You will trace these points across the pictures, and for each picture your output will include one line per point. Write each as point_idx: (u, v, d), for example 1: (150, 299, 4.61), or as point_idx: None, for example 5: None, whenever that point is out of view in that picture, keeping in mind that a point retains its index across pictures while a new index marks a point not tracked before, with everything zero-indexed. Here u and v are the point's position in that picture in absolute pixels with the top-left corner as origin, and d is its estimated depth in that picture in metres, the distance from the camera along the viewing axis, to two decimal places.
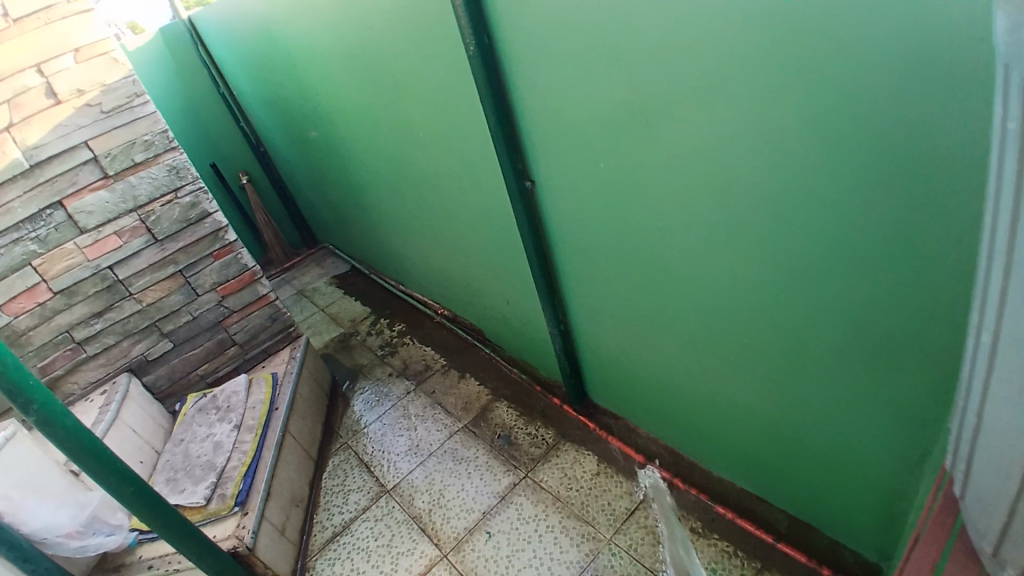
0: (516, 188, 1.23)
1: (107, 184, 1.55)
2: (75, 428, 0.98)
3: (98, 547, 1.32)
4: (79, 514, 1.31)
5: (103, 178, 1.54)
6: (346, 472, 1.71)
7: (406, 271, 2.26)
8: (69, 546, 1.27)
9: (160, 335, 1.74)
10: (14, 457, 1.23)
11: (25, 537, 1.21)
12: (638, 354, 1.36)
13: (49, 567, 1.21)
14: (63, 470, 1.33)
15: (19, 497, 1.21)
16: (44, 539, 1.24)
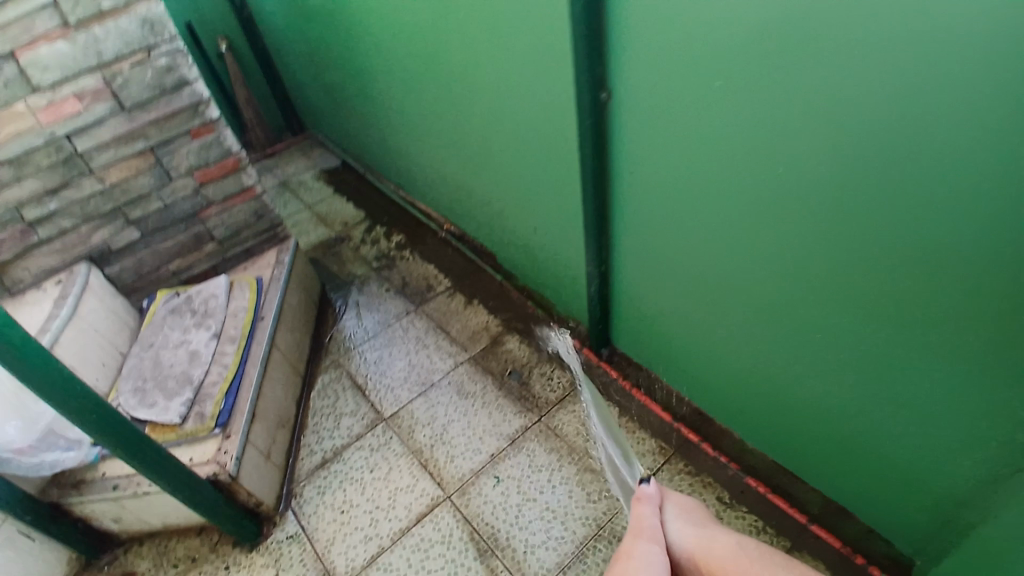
0: (588, 102, 1.01)
1: (66, 33, 1.23)
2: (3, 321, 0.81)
3: (54, 466, 1.17)
4: (30, 429, 1.14)
5: (62, 26, 1.23)
6: (337, 393, 1.56)
7: (411, 178, 2.02)
8: (20, 463, 1.12)
9: (126, 222, 1.49)
10: None
11: None
12: (689, 310, 1.21)
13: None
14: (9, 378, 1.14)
15: None
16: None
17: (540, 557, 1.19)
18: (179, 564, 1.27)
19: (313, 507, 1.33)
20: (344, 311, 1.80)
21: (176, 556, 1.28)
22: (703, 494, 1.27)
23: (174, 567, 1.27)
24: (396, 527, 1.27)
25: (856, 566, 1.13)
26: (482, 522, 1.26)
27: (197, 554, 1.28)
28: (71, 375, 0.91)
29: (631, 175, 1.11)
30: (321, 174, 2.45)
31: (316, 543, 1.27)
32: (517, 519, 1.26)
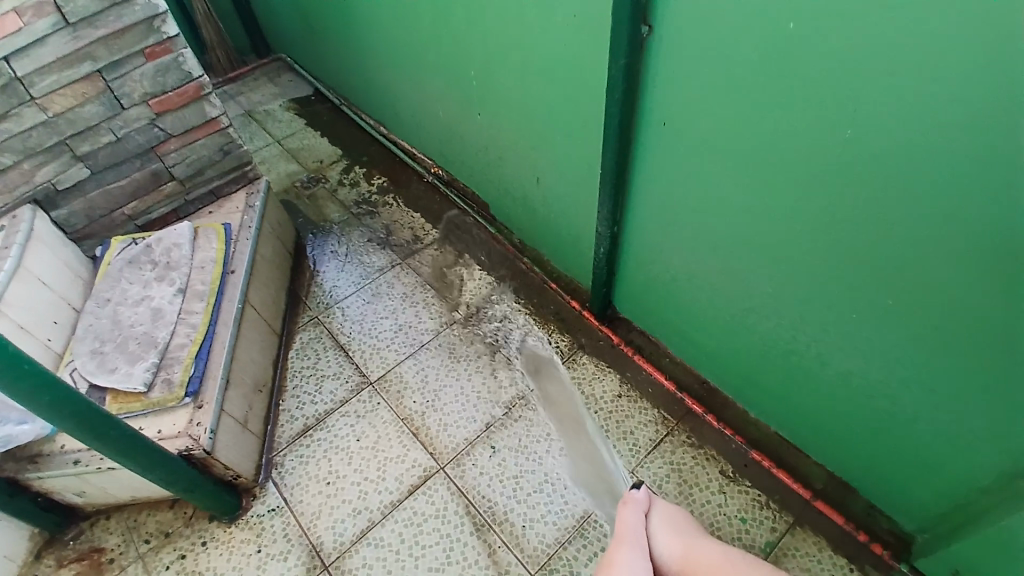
0: (627, 35, 0.89)
1: None
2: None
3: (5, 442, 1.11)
4: None
5: None
6: (318, 353, 1.45)
7: (396, 114, 1.84)
8: None
9: (73, 158, 1.29)
10: None
11: None
12: (708, 277, 1.13)
13: None
14: None
15: None
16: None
17: (539, 532, 1.15)
18: (151, 539, 1.23)
19: (297, 478, 1.25)
20: (322, 262, 1.66)
21: (147, 531, 1.24)
22: (706, 468, 1.21)
23: (145, 543, 1.23)
24: (386, 500, 1.20)
25: (859, 544, 1.10)
26: (477, 494, 1.20)
27: (170, 529, 1.24)
28: (19, 354, 0.77)
29: (663, 125, 1.00)
30: (291, 104, 2.22)
31: (301, 517, 1.20)
32: (514, 492, 1.20)
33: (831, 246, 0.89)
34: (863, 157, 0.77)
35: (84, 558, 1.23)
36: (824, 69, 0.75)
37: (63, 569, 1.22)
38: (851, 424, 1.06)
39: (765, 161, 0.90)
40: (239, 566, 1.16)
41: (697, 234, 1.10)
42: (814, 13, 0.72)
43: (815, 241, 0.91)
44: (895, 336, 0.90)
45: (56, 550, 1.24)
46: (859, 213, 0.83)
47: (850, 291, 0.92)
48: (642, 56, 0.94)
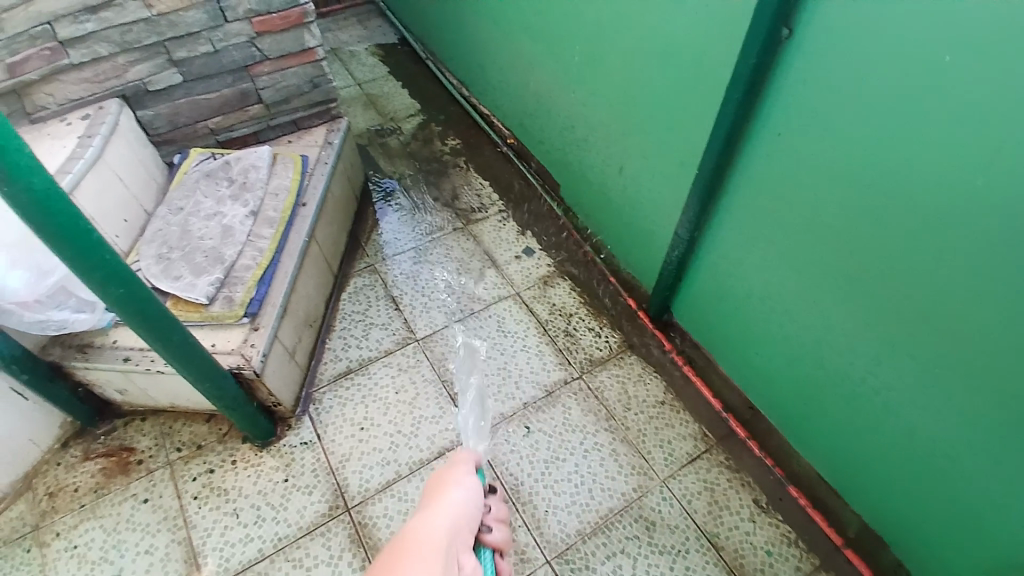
0: (765, 35, 0.84)
1: None
2: (26, 167, 0.65)
3: (60, 326, 1.14)
4: (37, 285, 1.08)
5: None
6: (369, 300, 1.46)
7: (483, 77, 1.82)
8: (21, 319, 1.09)
9: (168, 62, 1.30)
10: None
11: None
12: (786, 301, 1.09)
13: None
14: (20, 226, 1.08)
15: None
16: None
17: (560, 521, 1.14)
18: (183, 448, 1.26)
19: (332, 418, 1.26)
20: (385, 212, 1.66)
21: (180, 440, 1.27)
22: (738, 493, 1.19)
23: (176, 451, 1.25)
24: (416, 457, 1.21)
25: None
26: (506, 471, 1.20)
27: (202, 442, 1.26)
28: (100, 243, 0.78)
29: (777, 135, 0.96)
30: (376, 50, 2.20)
31: (331, 456, 1.21)
32: (542, 476, 1.20)
33: (928, 294, 0.84)
34: (991, 209, 0.71)
35: (111, 455, 1.26)
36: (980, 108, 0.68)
37: (89, 461, 1.25)
38: (902, 479, 1.01)
39: (881, 194, 0.84)
40: (264, 490, 1.18)
41: (782, 256, 1.06)
42: (980, 46, 0.66)
43: (912, 287, 0.86)
44: (973, 401, 0.85)
45: (85, 442, 1.28)
46: (969, 267, 0.77)
47: (932, 343, 0.87)
48: (773, 60, 0.89)
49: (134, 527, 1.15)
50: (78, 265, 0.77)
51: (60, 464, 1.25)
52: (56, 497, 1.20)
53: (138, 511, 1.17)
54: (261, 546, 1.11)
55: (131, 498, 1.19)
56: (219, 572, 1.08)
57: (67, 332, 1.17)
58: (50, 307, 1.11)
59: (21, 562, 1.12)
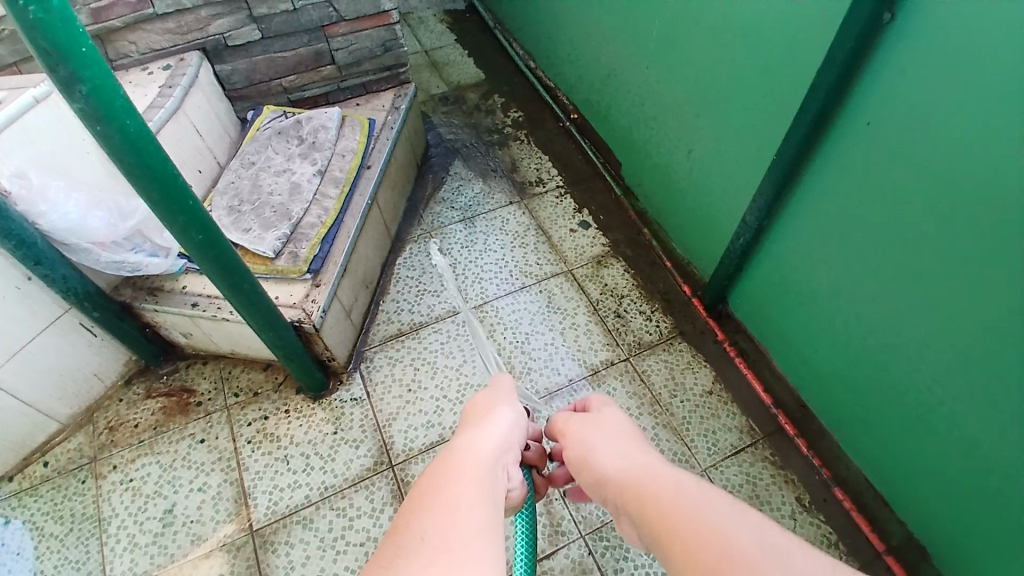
0: (865, 18, 0.80)
1: None
2: (122, 108, 0.69)
3: (135, 268, 1.21)
4: (116, 226, 1.15)
5: None
6: (424, 266, 1.48)
7: (553, 50, 1.79)
8: (99, 259, 1.15)
9: (249, 17, 1.32)
10: (37, 125, 1.05)
11: (43, 234, 1.06)
12: (855, 302, 1.05)
13: (69, 275, 1.11)
14: (102, 159, 1.15)
15: (38, 179, 1.04)
16: (70, 244, 1.11)
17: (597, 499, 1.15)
18: (240, 394, 1.32)
19: (382, 377, 1.30)
20: (444, 180, 1.68)
21: (237, 386, 1.34)
22: (782, 491, 1.17)
23: (234, 396, 1.32)
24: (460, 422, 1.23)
25: None
26: None
27: (258, 390, 1.32)
28: (184, 189, 0.81)
29: (866, 125, 0.91)
30: (445, 17, 2.19)
31: (379, 413, 1.25)
32: None
33: (1009, 304, 0.79)
34: None
35: (172, 396, 1.34)
36: None
37: (150, 399, 1.33)
38: (956, 496, 0.97)
39: (976, 194, 0.78)
40: (314, 440, 1.23)
41: (856, 253, 1.01)
42: None
43: (1000, 296, 0.80)
44: None
45: (147, 381, 1.37)
46: None
47: (1009, 361, 0.82)
48: (870, 46, 0.84)
49: (190, 464, 1.22)
50: (162, 209, 0.81)
51: (122, 401, 1.34)
52: (116, 432, 1.29)
53: (194, 450, 1.24)
54: (308, 493, 1.16)
55: (189, 437, 1.26)
56: (267, 513, 1.15)
57: (140, 274, 1.23)
58: (125, 249, 1.18)
59: (75, 492, 1.21)
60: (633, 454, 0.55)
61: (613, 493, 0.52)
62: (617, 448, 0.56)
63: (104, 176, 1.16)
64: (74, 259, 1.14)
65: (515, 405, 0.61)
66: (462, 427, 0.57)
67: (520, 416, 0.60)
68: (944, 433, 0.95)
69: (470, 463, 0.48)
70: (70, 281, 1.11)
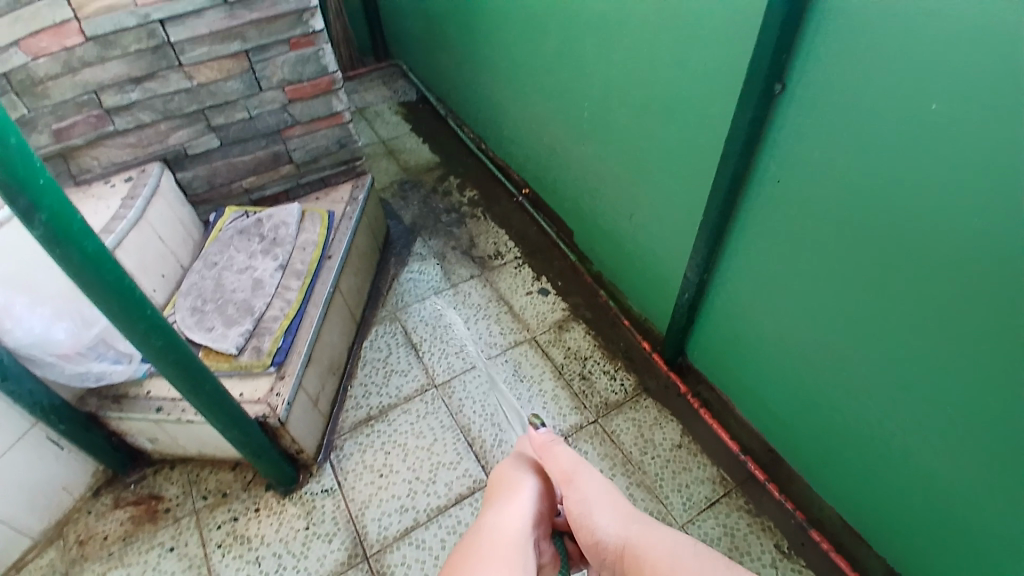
0: (760, 89, 0.89)
1: None
2: (79, 231, 0.73)
3: (99, 376, 1.21)
4: (80, 336, 1.16)
5: None
6: (390, 348, 1.50)
7: (499, 133, 1.91)
8: (63, 371, 1.16)
9: (207, 128, 1.40)
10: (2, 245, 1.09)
11: (9, 351, 1.08)
12: (798, 344, 1.10)
13: (33, 389, 1.11)
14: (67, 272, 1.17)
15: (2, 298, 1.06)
16: (34, 356, 1.12)
17: None
18: (209, 496, 1.30)
19: (353, 464, 1.29)
20: (406, 262, 1.73)
21: (206, 487, 1.31)
22: (760, 539, 1.17)
23: (203, 499, 1.29)
24: (434, 503, 1.22)
25: None
26: None
27: (228, 490, 1.30)
28: (142, 299, 0.84)
29: (776, 183, 0.99)
30: (399, 109, 2.33)
31: (351, 502, 1.24)
32: None
33: (931, 330, 0.85)
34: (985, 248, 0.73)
35: (140, 504, 1.31)
36: (973, 152, 0.70)
37: (118, 509, 1.30)
38: (923, 523, 0.99)
39: (883, 233, 0.85)
40: (286, 538, 1.20)
41: (791, 299, 1.07)
42: (971, 94, 0.68)
43: (921, 325, 0.86)
44: (988, 440, 0.83)
45: (115, 490, 1.34)
46: (970, 304, 0.78)
47: (942, 384, 0.87)
48: (769, 113, 0.94)
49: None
50: (123, 320, 0.84)
51: (91, 512, 1.30)
52: (86, 545, 1.25)
53: (164, 559, 1.20)
54: None
55: (158, 546, 1.23)
56: None
57: (104, 382, 1.23)
58: (89, 358, 1.18)
59: None
60: (626, 516, 0.67)
61: (608, 556, 0.65)
62: (615, 510, 0.67)
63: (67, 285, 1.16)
64: (40, 373, 1.15)
65: (532, 474, 0.74)
66: (490, 503, 0.71)
67: (540, 485, 0.73)
68: (900, 462, 0.98)
69: (502, 553, 0.63)
70: (35, 395, 1.11)
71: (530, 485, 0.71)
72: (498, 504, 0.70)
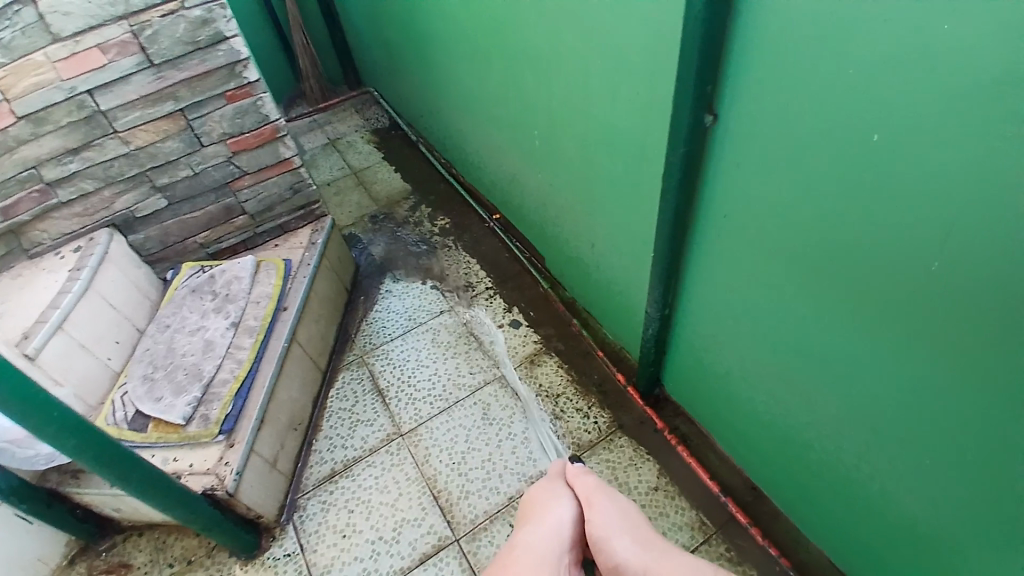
0: (686, 124, 0.81)
1: None
2: None
3: (49, 458, 1.19)
4: None
5: None
6: (356, 396, 1.46)
7: (466, 158, 1.85)
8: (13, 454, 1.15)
9: (152, 189, 1.38)
10: None
11: None
12: (766, 383, 1.02)
13: None
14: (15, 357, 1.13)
15: None
16: None
17: None
18: (175, 564, 1.27)
19: (316, 526, 1.25)
20: (375, 300, 1.68)
21: (173, 555, 1.29)
22: None
23: (169, 567, 1.27)
24: (397, 565, 1.17)
25: None
26: None
27: (193, 557, 1.28)
28: (48, 400, 0.82)
29: (723, 217, 0.91)
30: (371, 137, 2.28)
31: (314, 568, 1.19)
32: None
33: (898, 375, 0.76)
34: (942, 289, 0.65)
35: (111, 572, 1.29)
36: (915, 188, 0.62)
37: None
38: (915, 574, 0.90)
39: (835, 270, 0.77)
40: None
41: (754, 336, 0.99)
42: (906, 128, 0.60)
43: (884, 369, 0.78)
44: (969, 493, 0.75)
45: (87, 559, 1.32)
46: (932, 349, 0.70)
47: (915, 432, 0.78)
48: (703, 147, 0.86)
49: None
50: (32, 424, 0.81)
51: None
52: None
53: None
54: None
55: None
56: None
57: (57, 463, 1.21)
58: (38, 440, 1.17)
59: None
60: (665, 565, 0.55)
61: None
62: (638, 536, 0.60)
63: (22, 363, 1.13)
64: None
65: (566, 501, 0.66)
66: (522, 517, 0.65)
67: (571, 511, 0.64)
68: (883, 511, 0.89)
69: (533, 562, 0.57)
70: None
71: (565, 505, 0.65)
72: (531, 517, 0.64)
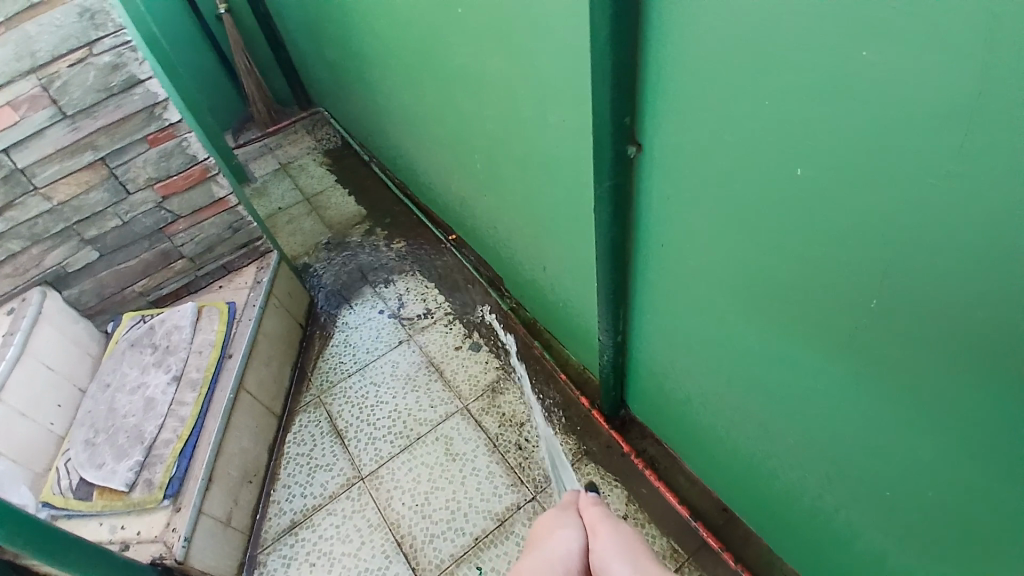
0: (609, 158, 0.76)
1: None
2: None
3: None
4: None
5: None
6: (314, 440, 1.40)
7: (417, 178, 1.79)
8: None
9: (81, 242, 1.31)
10: None
11: None
12: (723, 408, 0.98)
13: None
14: None
15: None
16: None
17: None
18: None
19: None
20: (332, 334, 1.63)
21: None
22: None
23: None
24: None
25: None
26: None
27: None
28: None
29: (661, 245, 0.87)
30: (323, 159, 2.22)
31: None
32: None
33: (846, 407, 0.73)
34: (879, 325, 0.62)
35: None
36: (843, 225, 0.59)
37: None
38: None
39: (776, 301, 0.73)
40: None
41: (706, 362, 0.95)
42: (826, 162, 0.56)
43: (834, 401, 0.74)
44: (928, 523, 0.72)
45: None
46: (878, 383, 0.66)
47: (870, 463, 0.75)
48: (632, 177, 0.82)
49: None
50: None
51: None
52: None
53: None
54: None
55: None
56: None
57: None
58: None
59: None
60: None
61: None
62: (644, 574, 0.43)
63: None
64: None
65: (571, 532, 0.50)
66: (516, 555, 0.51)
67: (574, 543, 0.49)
68: (848, 537, 0.87)
69: None
70: None
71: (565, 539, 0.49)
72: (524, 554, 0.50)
